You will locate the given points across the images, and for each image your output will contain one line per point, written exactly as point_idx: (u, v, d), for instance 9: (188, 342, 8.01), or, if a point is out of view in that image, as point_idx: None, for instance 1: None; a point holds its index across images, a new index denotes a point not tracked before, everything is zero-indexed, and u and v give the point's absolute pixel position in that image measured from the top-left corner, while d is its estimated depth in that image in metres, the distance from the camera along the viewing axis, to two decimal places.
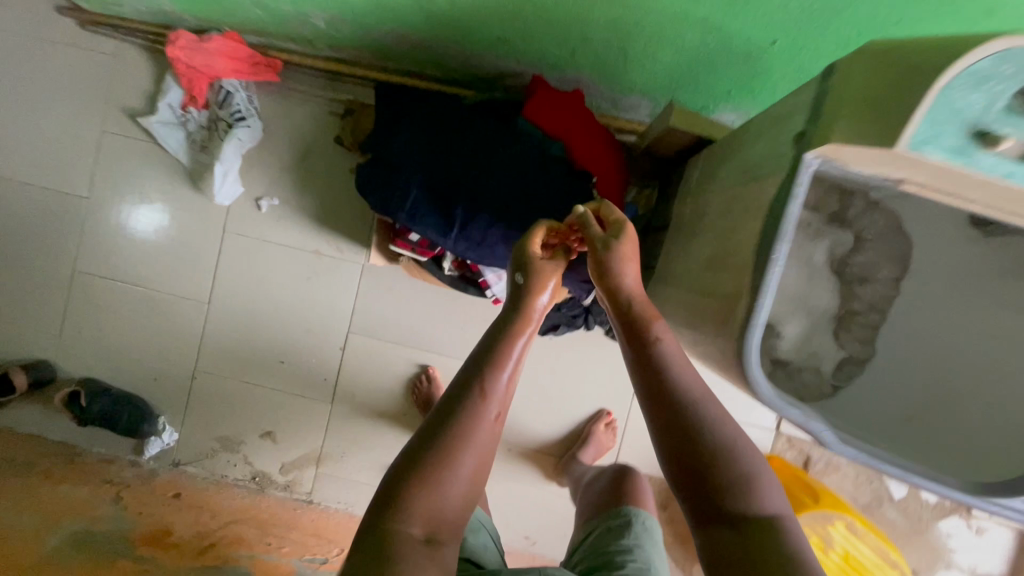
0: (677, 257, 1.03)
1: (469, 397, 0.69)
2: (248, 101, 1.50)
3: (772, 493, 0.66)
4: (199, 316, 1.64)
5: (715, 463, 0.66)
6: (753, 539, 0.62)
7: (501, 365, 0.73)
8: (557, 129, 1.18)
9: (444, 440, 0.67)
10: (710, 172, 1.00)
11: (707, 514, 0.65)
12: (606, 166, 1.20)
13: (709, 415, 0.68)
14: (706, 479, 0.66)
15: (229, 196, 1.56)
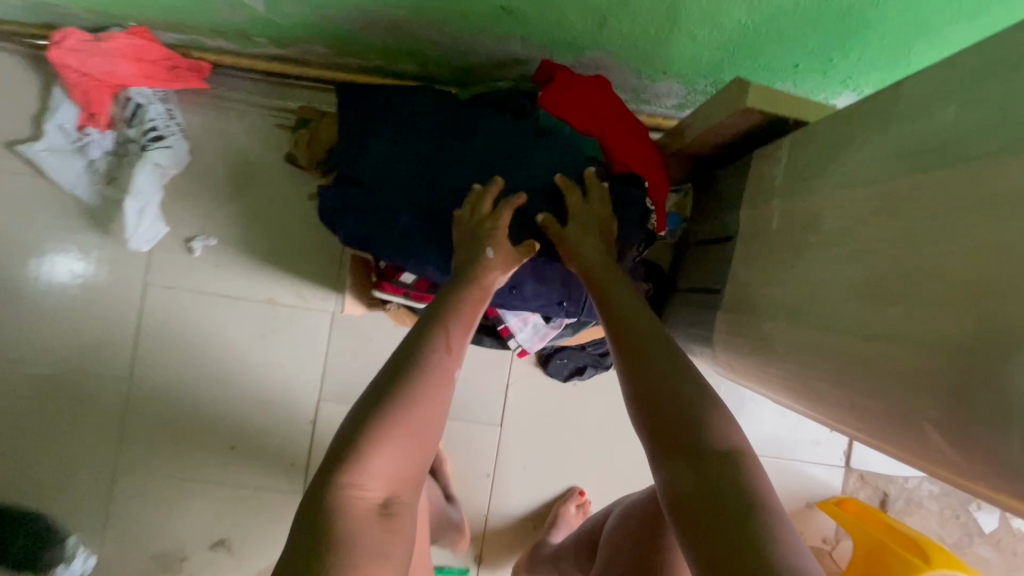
0: (772, 281, 0.78)
1: (431, 353, 0.73)
2: (167, 114, 1.17)
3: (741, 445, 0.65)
4: (115, 399, 1.24)
5: (690, 422, 0.66)
6: (712, 481, 0.62)
7: (453, 328, 0.76)
8: (585, 126, 0.92)
9: (402, 399, 0.68)
10: (807, 166, 0.76)
11: (672, 457, 0.65)
12: (649, 168, 0.94)
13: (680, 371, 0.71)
14: (672, 434, 0.66)
15: (149, 240, 1.20)
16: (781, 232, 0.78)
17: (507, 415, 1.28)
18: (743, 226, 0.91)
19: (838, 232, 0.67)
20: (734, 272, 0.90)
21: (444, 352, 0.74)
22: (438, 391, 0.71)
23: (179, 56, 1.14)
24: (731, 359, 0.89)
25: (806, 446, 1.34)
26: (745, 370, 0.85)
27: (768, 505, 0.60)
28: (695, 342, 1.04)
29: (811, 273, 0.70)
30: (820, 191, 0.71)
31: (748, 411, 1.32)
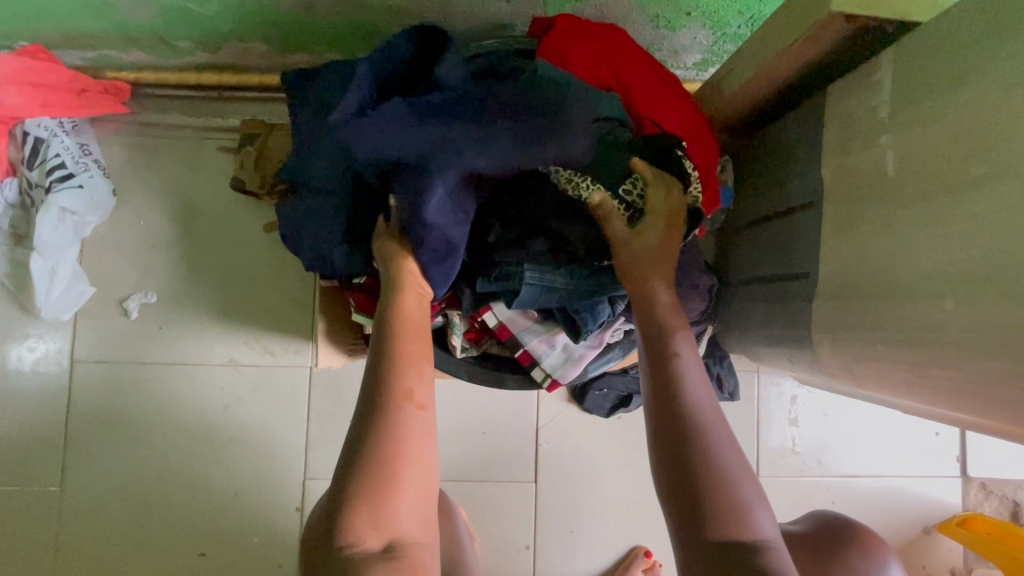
0: (906, 246, 0.54)
1: (384, 390, 0.58)
2: (78, 149, 0.94)
3: (768, 514, 0.56)
4: (42, 514, 0.97)
5: (721, 481, 0.55)
6: (736, 561, 0.53)
7: (405, 346, 0.61)
8: (592, 82, 0.70)
9: (374, 443, 0.56)
10: (932, 80, 0.54)
11: (687, 515, 0.55)
12: (688, 129, 0.71)
13: (714, 431, 0.57)
14: (703, 493, 0.55)
15: (70, 305, 0.97)
16: (906, 176, 0.55)
17: (541, 467, 1.03)
18: (828, 184, 0.68)
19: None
20: (828, 246, 0.67)
21: (395, 382, 0.59)
22: (408, 423, 0.58)
23: (89, 77, 0.92)
24: (846, 364, 0.65)
25: (908, 457, 1.09)
26: (875, 377, 0.61)
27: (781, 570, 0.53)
28: (776, 347, 0.80)
29: (984, 222, 0.47)
30: (970, 105, 0.49)
31: (833, 423, 1.08)
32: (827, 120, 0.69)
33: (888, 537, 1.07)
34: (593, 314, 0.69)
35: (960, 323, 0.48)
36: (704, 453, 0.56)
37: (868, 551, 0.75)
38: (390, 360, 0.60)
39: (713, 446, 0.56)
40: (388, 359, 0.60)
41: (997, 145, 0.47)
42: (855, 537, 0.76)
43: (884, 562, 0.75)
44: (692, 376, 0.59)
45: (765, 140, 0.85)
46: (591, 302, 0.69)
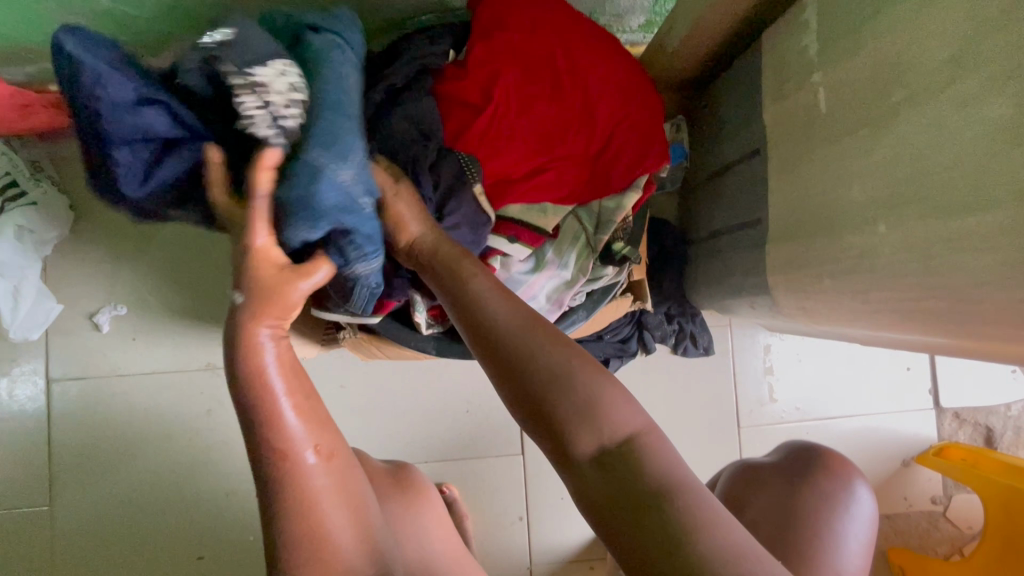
0: (842, 176, 0.56)
1: (272, 464, 0.51)
2: (28, 165, 0.92)
3: (626, 400, 0.50)
4: (37, 534, 0.98)
5: (559, 389, 0.49)
6: (617, 480, 0.46)
7: (275, 399, 0.52)
8: (533, 50, 0.70)
9: (293, 524, 0.51)
10: (852, 13, 0.55)
11: (557, 442, 0.49)
12: (628, 92, 0.72)
13: (527, 336, 0.52)
14: (549, 404, 0.49)
15: (38, 323, 0.95)
16: (837, 109, 0.57)
17: (527, 439, 1.04)
18: (770, 129, 0.69)
19: (940, 72, 0.46)
20: (774, 189, 0.68)
21: (282, 448, 0.51)
22: (318, 497, 0.52)
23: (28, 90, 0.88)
24: (800, 301, 0.66)
25: (881, 395, 1.11)
26: (825, 310, 0.62)
27: (678, 485, 0.45)
28: (738, 296, 0.81)
29: (907, 144, 0.48)
30: (886, 31, 0.51)
31: (807, 367, 1.11)
32: (765, 64, 0.70)
33: (871, 471, 1.10)
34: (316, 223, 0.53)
35: (893, 244, 0.50)
36: (531, 362, 0.51)
37: (836, 471, 0.78)
38: (266, 429, 0.51)
39: (534, 351, 0.51)
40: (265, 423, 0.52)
41: (913, 67, 0.48)
42: (818, 460, 0.79)
43: (848, 481, 0.77)
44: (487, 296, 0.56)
45: (712, 95, 0.86)
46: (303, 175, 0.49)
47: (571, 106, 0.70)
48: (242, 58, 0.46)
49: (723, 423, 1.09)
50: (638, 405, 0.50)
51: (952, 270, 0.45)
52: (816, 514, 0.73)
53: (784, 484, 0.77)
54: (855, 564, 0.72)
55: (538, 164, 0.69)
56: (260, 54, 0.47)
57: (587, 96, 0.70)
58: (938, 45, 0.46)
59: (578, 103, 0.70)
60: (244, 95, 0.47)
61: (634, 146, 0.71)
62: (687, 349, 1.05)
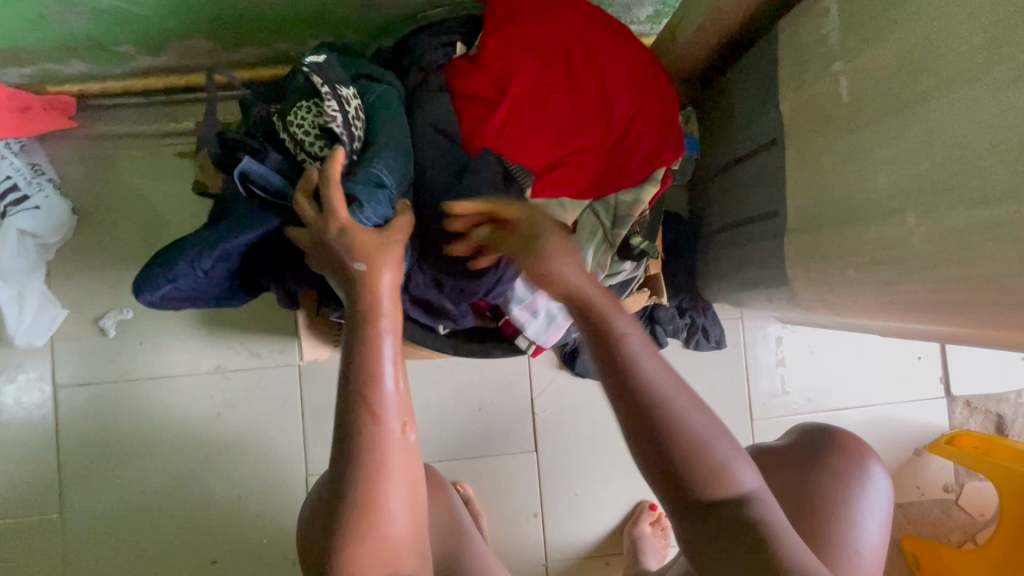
0: (867, 166, 0.55)
1: (364, 423, 0.51)
2: (29, 168, 0.91)
3: (747, 463, 0.52)
4: (48, 541, 0.97)
5: (692, 445, 0.50)
6: (733, 532, 0.49)
7: (380, 366, 0.52)
8: (545, 42, 0.69)
9: (358, 486, 0.50)
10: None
11: (675, 491, 0.50)
12: (643, 83, 0.71)
13: (665, 389, 0.50)
14: (676, 458, 0.49)
15: (44, 330, 0.94)
16: (861, 99, 0.56)
17: (540, 436, 1.04)
18: (788, 119, 0.69)
19: (971, 59, 0.45)
20: (793, 181, 0.67)
21: (379, 412, 0.51)
22: (393, 471, 0.52)
23: (29, 94, 0.88)
24: (821, 293, 0.66)
25: (893, 384, 1.11)
26: (848, 302, 0.62)
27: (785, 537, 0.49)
28: (754, 289, 0.81)
29: (937, 133, 0.48)
30: (912, 18, 0.50)
31: (819, 358, 1.11)
32: (781, 52, 0.69)
33: (884, 461, 1.10)
34: (380, 212, 0.57)
35: (923, 235, 0.49)
36: (665, 417, 0.49)
37: (855, 450, 0.78)
38: (367, 390, 0.51)
39: (669, 404, 0.50)
40: (364, 384, 0.52)
41: (943, 55, 0.47)
42: (839, 438, 0.79)
43: (869, 459, 0.78)
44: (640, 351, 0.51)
45: (724, 86, 0.85)
46: (366, 179, 0.58)
47: (585, 97, 0.69)
48: (332, 81, 0.60)
49: (736, 416, 1.09)
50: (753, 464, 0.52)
51: (985, 261, 0.44)
52: (830, 495, 0.73)
53: (803, 461, 0.77)
54: (874, 542, 0.73)
55: (555, 157, 0.69)
56: (341, 83, 0.62)
57: (603, 88, 0.69)
58: (969, 31, 0.45)
59: (592, 95, 0.69)
60: (331, 103, 0.59)
61: (649, 137, 0.70)
62: (699, 342, 1.05)
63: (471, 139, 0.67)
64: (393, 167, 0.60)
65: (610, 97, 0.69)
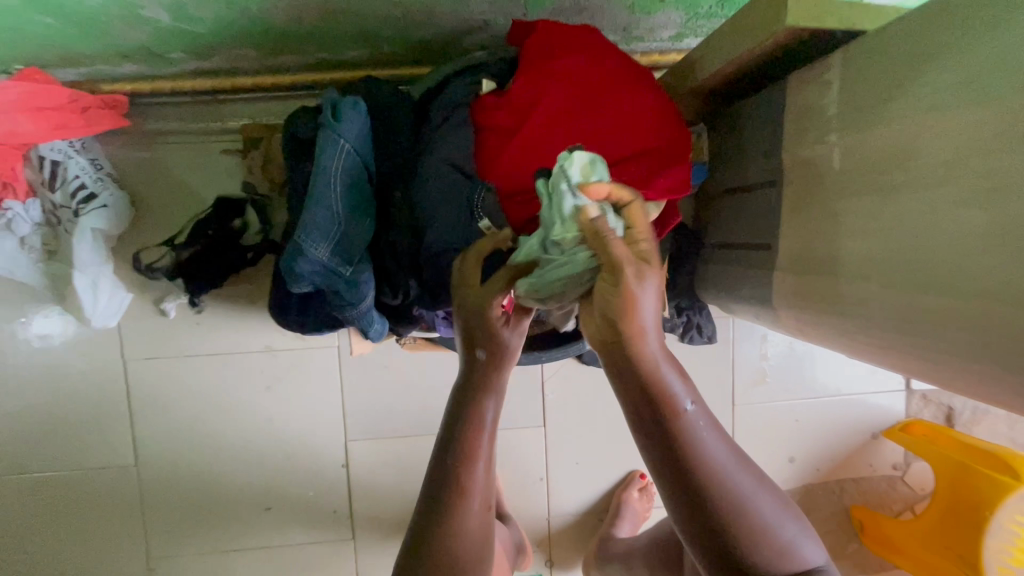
0: (846, 234, 0.65)
1: (451, 495, 0.55)
2: (92, 167, 0.98)
3: (813, 540, 0.52)
4: (129, 486, 1.14)
5: (742, 535, 0.49)
6: None
7: (477, 442, 0.57)
8: (559, 76, 0.72)
9: (439, 540, 0.55)
10: (870, 88, 0.62)
11: None
12: (650, 112, 0.70)
13: (724, 476, 0.50)
14: (731, 551, 0.49)
15: (115, 312, 1.04)
16: (847, 173, 0.65)
17: (548, 412, 1.19)
18: (790, 169, 0.77)
19: (934, 168, 0.54)
20: (787, 225, 0.77)
21: (467, 487, 0.56)
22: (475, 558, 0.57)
23: (85, 94, 0.95)
24: (802, 324, 0.77)
25: (859, 377, 1.26)
26: (823, 336, 0.73)
27: None
28: (747, 307, 0.93)
29: (903, 223, 0.57)
30: (894, 117, 0.58)
31: (799, 353, 1.24)
32: (790, 105, 0.77)
33: (845, 442, 1.27)
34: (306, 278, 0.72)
35: (882, 303, 0.60)
36: (717, 501, 0.49)
37: None
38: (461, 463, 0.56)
39: (725, 486, 0.49)
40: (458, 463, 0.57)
41: (918, 156, 0.56)
42: None
43: None
44: (696, 419, 0.50)
45: (735, 117, 0.93)
46: (292, 251, 0.71)
47: (589, 126, 0.70)
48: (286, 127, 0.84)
49: (721, 399, 1.24)
50: (819, 539, 0.52)
51: (920, 335, 0.56)
52: None
53: None
54: None
55: (547, 184, 0.71)
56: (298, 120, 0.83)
57: (617, 123, 0.70)
58: (937, 144, 0.54)
59: (597, 123, 0.70)
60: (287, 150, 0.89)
61: (647, 166, 0.69)
62: (694, 337, 1.18)
63: (483, 165, 0.73)
64: (317, 237, 0.70)
65: (610, 130, 0.70)
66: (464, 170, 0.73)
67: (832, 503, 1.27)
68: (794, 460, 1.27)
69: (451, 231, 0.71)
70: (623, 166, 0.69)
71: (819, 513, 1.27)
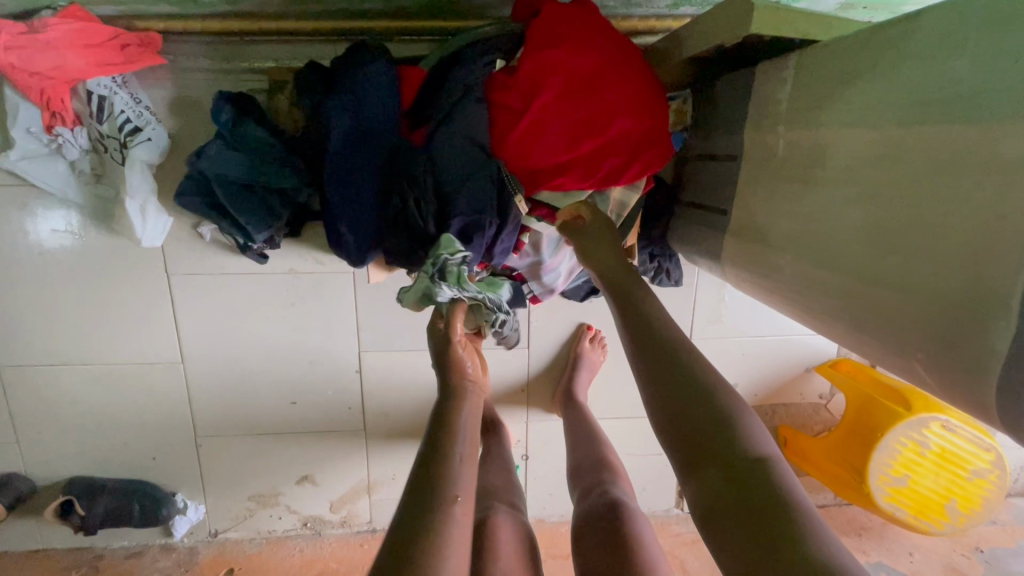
0: (777, 212, 0.80)
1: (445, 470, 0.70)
2: (134, 102, 1.08)
3: (763, 433, 0.63)
4: (177, 379, 1.36)
5: (703, 408, 0.64)
6: (747, 483, 0.58)
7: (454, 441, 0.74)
8: (561, 64, 0.85)
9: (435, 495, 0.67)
10: (812, 92, 0.75)
11: (693, 453, 0.62)
12: (634, 103, 0.87)
13: (690, 362, 0.68)
14: (694, 424, 0.63)
15: (160, 233, 1.19)
16: (785, 162, 0.79)
17: (533, 336, 1.40)
18: (747, 148, 0.90)
19: (841, 170, 0.69)
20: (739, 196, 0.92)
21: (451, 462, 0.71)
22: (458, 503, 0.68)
23: (124, 33, 1.04)
24: (741, 279, 0.94)
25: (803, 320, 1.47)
26: (754, 291, 0.91)
27: (789, 487, 0.58)
28: (705, 260, 1.09)
29: (815, 209, 0.73)
30: (822, 122, 0.72)
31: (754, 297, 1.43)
32: (755, 91, 0.89)
33: (782, 374, 1.50)
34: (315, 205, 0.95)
35: (793, 270, 0.77)
36: (684, 380, 0.66)
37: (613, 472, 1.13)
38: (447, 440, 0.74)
39: (690, 371, 0.67)
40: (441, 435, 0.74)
41: (833, 157, 0.70)
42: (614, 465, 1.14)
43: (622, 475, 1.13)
44: (665, 328, 0.73)
45: (714, 90, 1.04)
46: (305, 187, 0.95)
47: (585, 113, 0.87)
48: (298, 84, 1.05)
49: (682, 333, 1.44)
50: (769, 435, 0.63)
51: (813, 297, 0.73)
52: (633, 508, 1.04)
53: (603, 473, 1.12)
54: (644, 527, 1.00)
55: (548, 163, 0.89)
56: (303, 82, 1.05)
57: (613, 110, 0.87)
58: (846, 151, 0.68)
59: (591, 111, 0.87)
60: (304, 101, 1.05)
61: (626, 152, 0.89)
62: (662, 280, 1.36)
63: (501, 144, 0.89)
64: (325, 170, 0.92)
65: (601, 118, 0.87)
66: (479, 142, 0.88)
67: (764, 422, 1.52)
68: (737, 386, 1.51)
69: (473, 194, 0.88)
70: (607, 149, 0.89)
71: None
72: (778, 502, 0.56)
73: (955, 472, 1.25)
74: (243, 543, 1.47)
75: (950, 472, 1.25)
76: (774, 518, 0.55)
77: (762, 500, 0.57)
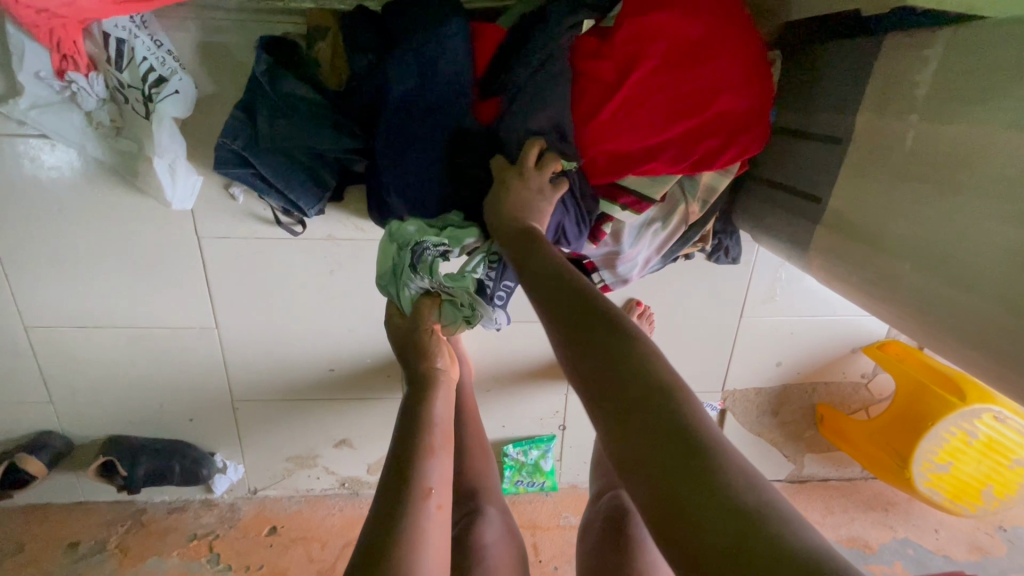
0: (894, 215, 0.73)
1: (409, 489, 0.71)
2: (156, 47, 0.97)
3: (666, 352, 0.57)
4: (211, 344, 1.31)
5: (595, 339, 0.60)
6: (646, 403, 0.52)
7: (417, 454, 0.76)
8: (662, 33, 0.75)
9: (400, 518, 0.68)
10: (965, 82, 0.65)
11: (592, 385, 0.56)
12: (737, 79, 0.77)
13: (589, 300, 0.65)
14: (588, 351, 0.59)
15: (190, 196, 1.10)
16: (914, 160, 0.71)
17: None
18: (858, 133, 0.81)
19: (996, 180, 0.61)
20: (840, 186, 0.84)
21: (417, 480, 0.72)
22: (434, 513, 0.71)
23: None
24: (831, 276, 0.88)
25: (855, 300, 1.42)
26: (847, 291, 0.85)
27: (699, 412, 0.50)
28: (780, 246, 1.02)
29: (951, 220, 0.65)
30: (976, 119, 0.63)
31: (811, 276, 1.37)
32: (879, 67, 0.78)
33: (827, 353, 1.47)
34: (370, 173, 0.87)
35: (910, 283, 0.70)
36: (580, 316, 0.62)
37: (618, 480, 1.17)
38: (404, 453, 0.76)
39: (588, 308, 0.63)
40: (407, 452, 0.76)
41: (987, 162, 0.62)
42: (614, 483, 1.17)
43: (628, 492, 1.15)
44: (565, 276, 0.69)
45: (817, 57, 0.92)
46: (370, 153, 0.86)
47: (683, 90, 0.77)
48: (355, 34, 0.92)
49: (731, 311, 1.39)
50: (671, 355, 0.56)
51: (934, 316, 0.68)
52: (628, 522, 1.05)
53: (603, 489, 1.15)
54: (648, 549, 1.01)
55: (638, 145, 0.79)
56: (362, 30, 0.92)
57: (716, 87, 0.77)
58: (1007, 159, 0.60)
59: (690, 88, 0.77)
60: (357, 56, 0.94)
61: (723, 134, 0.80)
62: (719, 257, 1.29)
63: (589, 123, 0.79)
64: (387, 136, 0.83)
65: (700, 97, 0.77)
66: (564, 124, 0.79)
67: (803, 399, 1.51)
68: (780, 364, 1.48)
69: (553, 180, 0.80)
70: (702, 131, 0.79)
71: (790, 406, 1.51)
72: (670, 419, 0.49)
73: (1000, 462, 1.24)
74: (282, 500, 1.50)
75: (996, 463, 1.24)
76: (685, 453, 0.46)
77: (663, 419, 0.49)
